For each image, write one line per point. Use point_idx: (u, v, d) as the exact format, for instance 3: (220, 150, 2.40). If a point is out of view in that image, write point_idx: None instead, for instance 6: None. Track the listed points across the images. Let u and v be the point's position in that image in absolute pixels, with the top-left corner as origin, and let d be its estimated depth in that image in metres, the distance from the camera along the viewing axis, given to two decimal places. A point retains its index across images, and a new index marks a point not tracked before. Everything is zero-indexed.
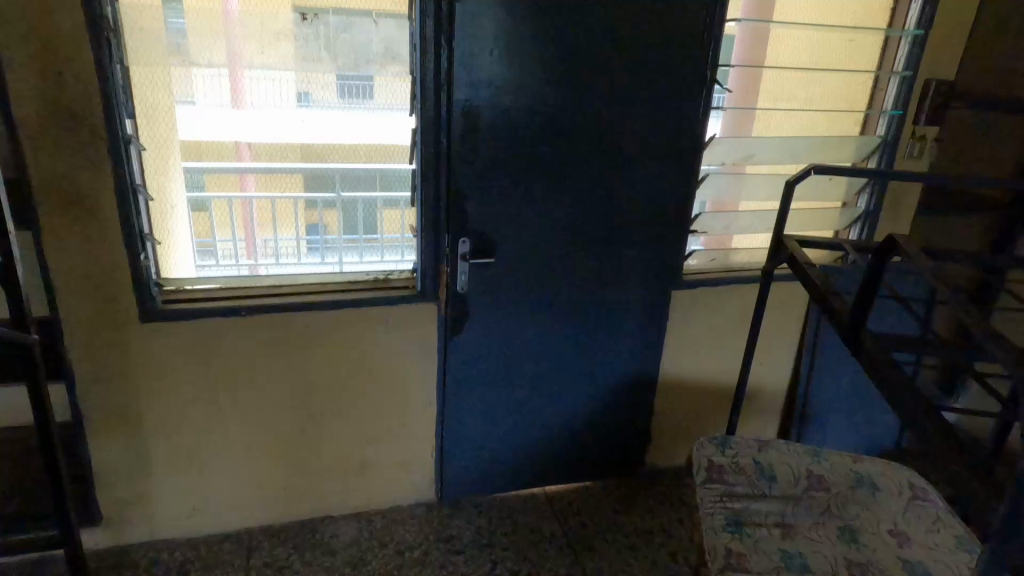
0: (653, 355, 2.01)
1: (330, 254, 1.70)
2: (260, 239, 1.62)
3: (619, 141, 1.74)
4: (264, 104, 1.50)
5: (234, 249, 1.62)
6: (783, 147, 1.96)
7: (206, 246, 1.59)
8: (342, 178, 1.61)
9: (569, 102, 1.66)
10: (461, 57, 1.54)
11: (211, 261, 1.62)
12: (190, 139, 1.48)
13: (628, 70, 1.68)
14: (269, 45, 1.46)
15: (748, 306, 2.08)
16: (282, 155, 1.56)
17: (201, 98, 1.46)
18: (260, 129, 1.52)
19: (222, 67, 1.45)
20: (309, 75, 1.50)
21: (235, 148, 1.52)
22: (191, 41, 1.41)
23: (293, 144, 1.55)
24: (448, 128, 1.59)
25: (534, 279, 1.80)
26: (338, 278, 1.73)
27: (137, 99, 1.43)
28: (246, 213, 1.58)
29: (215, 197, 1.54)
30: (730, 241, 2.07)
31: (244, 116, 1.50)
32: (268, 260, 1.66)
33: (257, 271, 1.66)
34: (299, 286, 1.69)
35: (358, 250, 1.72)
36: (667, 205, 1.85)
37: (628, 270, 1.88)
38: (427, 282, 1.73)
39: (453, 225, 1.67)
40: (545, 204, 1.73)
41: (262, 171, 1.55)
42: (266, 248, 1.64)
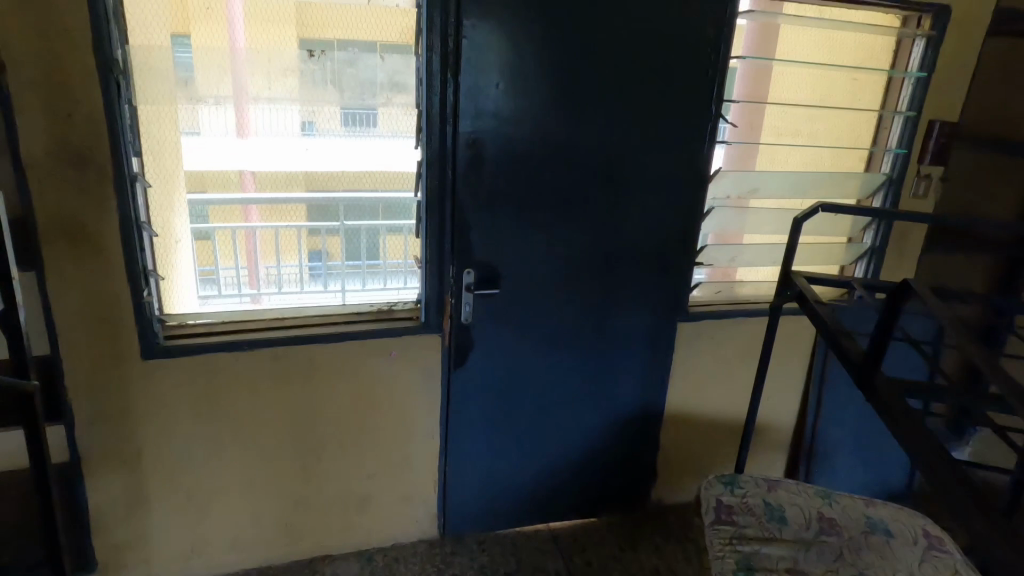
0: (659, 389, 1.98)
1: (333, 281, 1.69)
2: (263, 267, 1.62)
3: (625, 175, 1.74)
4: (269, 134, 1.50)
5: (236, 277, 1.60)
6: (788, 181, 1.97)
7: (208, 275, 1.57)
8: (345, 207, 1.61)
9: (575, 137, 1.67)
10: (467, 93, 1.55)
11: (214, 291, 1.60)
12: (195, 172, 1.48)
13: (634, 106, 1.69)
14: (276, 80, 1.47)
15: (755, 339, 2.05)
16: (286, 184, 1.55)
17: (207, 131, 1.46)
18: (265, 159, 1.51)
19: (228, 100, 1.45)
20: (314, 108, 1.50)
21: (238, 173, 1.51)
22: (198, 76, 1.42)
23: (297, 173, 1.55)
24: (453, 161, 1.59)
25: (540, 312, 1.78)
26: (341, 308, 1.71)
27: (145, 138, 1.44)
28: (249, 243, 1.57)
29: (219, 228, 1.54)
30: (735, 274, 2.07)
31: (248, 145, 1.49)
32: (271, 290, 1.65)
33: (259, 299, 1.65)
34: (303, 317, 1.68)
35: (360, 277, 1.70)
36: (672, 239, 1.84)
37: (634, 304, 1.87)
38: (432, 313, 1.71)
39: (458, 258, 1.66)
40: (550, 237, 1.73)
41: (266, 200, 1.55)
42: (268, 275, 1.63)
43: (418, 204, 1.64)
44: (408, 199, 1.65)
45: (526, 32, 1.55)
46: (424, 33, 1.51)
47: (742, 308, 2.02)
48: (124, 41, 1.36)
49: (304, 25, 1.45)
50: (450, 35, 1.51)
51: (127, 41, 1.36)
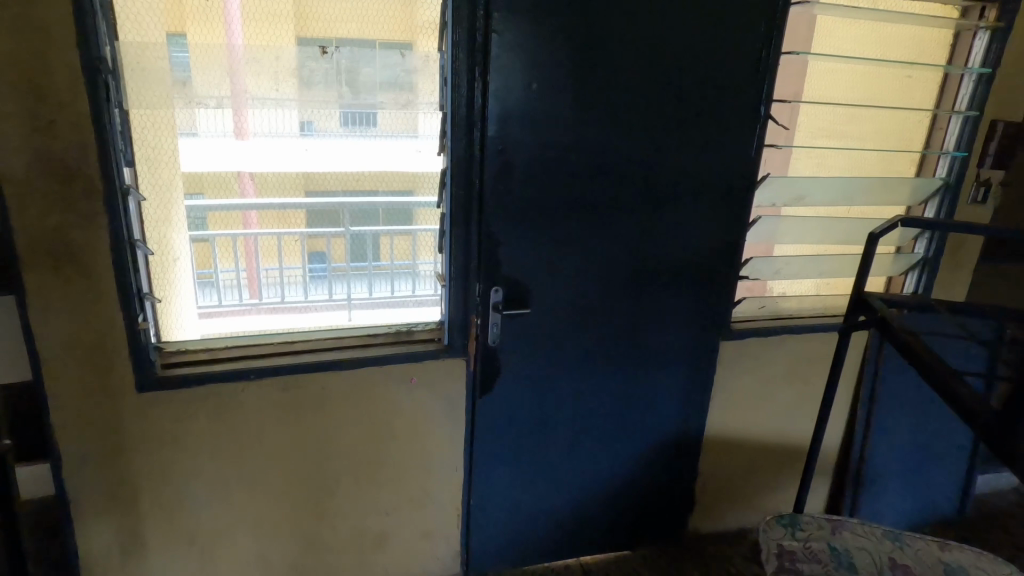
0: (699, 412, 1.84)
1: (340, 287, 1.52)
2: (262, 270, 1.45)
3: (666, 183, 1.59)
4: (272, 137, 1.35)
5: (236, 280, 1.44)
6: (840, 187, 1.81)
7: (206, 280, 1.42)
8: (350, 212, 1.46)
9: (615, 143, 1.52)
10: (496, 92, 1.39)
11: (211, 302, 1.44)
12: (190, 177, 1.34)
13: (679, 108, 1.54)
14: (283, 81, 1.32)
15: (800, 357, 1.91)
16: (286, 190, 1.41)
17: (206, 133, 1.31)
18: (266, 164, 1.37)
19: (226, 103, 1.30)
20: (315, 105, 1.34)
21: (234, 173, 1.36)
22: (196, 76, 1.27)
23: (295, 176, 1.40)
24: (480, 168, 1.44)
25: (573, 333, 1.63)
26: (354, 324, 1.56)
27: (138, 145, 1.28)
28: (251, 247, 1.42)
29: (219, 236, 1.39)
30: (764, 287, 1.87)
31: (248, 148, 1.34)
32: (274, 299, 1.49)
33: (260, 307, 1.49)
34: (311, 334, 1.53)
35: (368, 279, 1.53)
36: (715, 251, 1.70)
37: (673, 321, 1.72)
38: (455, 336, 1.55)
39: (485, 274, 1.51)
40: (586, 251, 1.58)
41: (267, 206, 1.40)
42: (268, 279, 1.46)
43: (442, 215, 1.49)
44: (413, 203, 1.49)
45: (563, 25, 1.40)
46: (448, 27, 1.36)
47: (788, 324, 1.86)
48: (114, 38, 1.20)
49: (314, 19, 1.31)
50: (479, 29, 1.35)
51: (116, 37, 1.21)
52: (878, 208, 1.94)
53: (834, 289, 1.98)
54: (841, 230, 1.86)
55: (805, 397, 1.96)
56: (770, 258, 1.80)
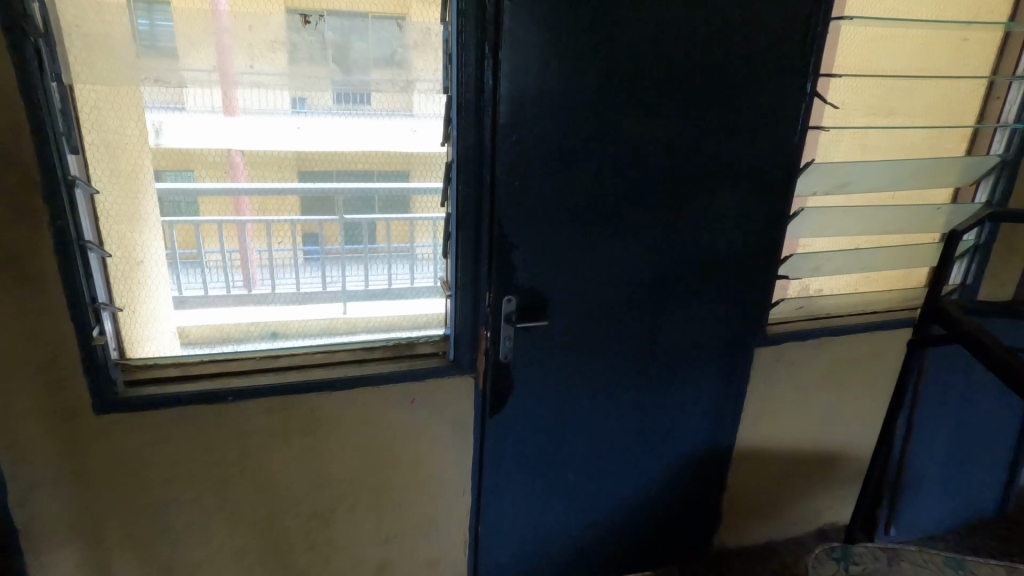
0: (728, 422, 1.67)
1: (335, 277, 1.32)
2: (254, 249, 1.26)
3: (699, 173, 1.40)
4: (264, 112, 1.16)
5: (222, 262, 1.25)
6: (888, 171, 1.57)
7: (187, 257, 1.22)
8: (345, 201, 1.26)
9: (642, 127, 1.32)
10: (507, 72, 1.19)
11: (197, 284, 1.25)
12: (172, 161, 1.16)
13: (714, 86, 1.34)
14: (261, 55, 1.13)
15: (838, 361, 1.73)
16: (276, 173, 1.21)
17: (199, 110, 1.14)
18: (257, 142, 1.18)
19: (214, 77, 1.12)
20: (308, 79, 1.16)
21: (223, 151, 1.17)
22: (180, 45, 1.09)
23: (287, 156, 1.21)
24: (491, 160, 1.24)
25: (593, 343, 1.45)
26: (351, 320, 1.37)
27: (94, 127, 1.10)
28: (241, 232, 1.23)
29: (207, 223, 1.21)
30: (789, 287, 1.67)
31: (237, 126, 1.16)
32: (265, 288, 1.30)
33: (250, 300, 1.30)
34: (305, 326, 1.36)
35: (365, 262, 1.32)
36: (752, 250, 1.51)
37: (703, 326, 1.54)
38: (463, 351, 1.36)
39: (498, 282, 1.32)
40: (609, 250, 1.39)
41: (259, 190, 1.22)
42: (260, 260, 1.27)
43: (448, 216, 1.29)
44: (410, 188, 1.28)
45: None
46: None
47: (827, 326, 1.68)
48: None
49: None
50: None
51: None
52: (925, 195, 1.75)
53: (876, 283, 1.79)
54: (891, 219, 1.66)
55: (843, 403, 1.79)
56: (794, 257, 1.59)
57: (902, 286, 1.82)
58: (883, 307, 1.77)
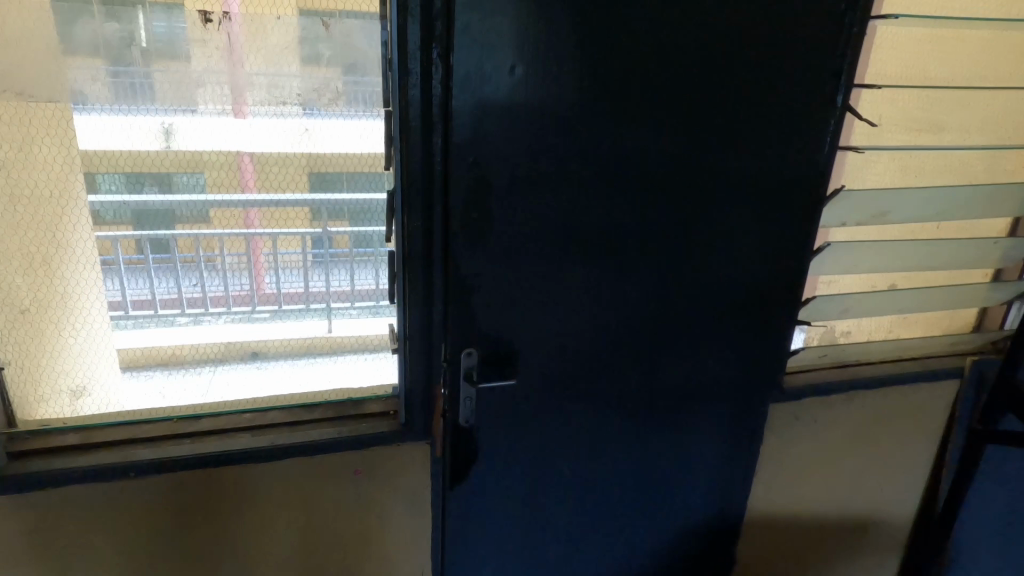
0: (737, 487, 1.43)
1: (317, 301, 1.17)
2: (275, 252, 1.12)
3: (700, 203, 1.16)
4: (278, 120, 1.05)
5: (235, 263, 1.11)
6: (932, 199, 1.33)
7: (184, 261, 1.09)
8: (329, 218, 1.11)
9: (629, 149, 1.09)
10: (461, 83, 0.96)
11: (143, 290, 1.10)
12: (184, 163, 1.03)
13: (721, 99, 1.10)
14: (281, 63, 1.01)
15: (868, 417, 1.48)
16: (285, 182, 1.08)
17: (210, 112, 1.02)
18: (263, 142, 1.05)
19: (223, 76, 1.00)
20: (314, 77, 1.03)
21: (233, 153, 1.04)
22: (192, 32, 0.97)
23: (299, 157, 1.07)
24: (441, 189, 1.02)
25: (575, 401, 1.22)
26: (337, 343, 1.21)
27: (47, 131, 0.98)
28: (255, 244, 1.10)
29: (224, 236, 1.09)
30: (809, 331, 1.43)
31: (248, 128, 1.04)
32: (269, 308, 1.16)
33: (250, 320, 1.16)
34: (290, 346, 1.19)
35: (350, 266, 1.15)
36: (766, 292, 1.28)
37: (705, 381, 1.31)
38: (415, 414, 1.14)
39: (456, 333, 1.09)
40: (592, 294, 1.16)
41: (270, 201, 1.08)
42: (288, 263, 1.13)
43: (390, 254, 1.08)
44: None
45: None
46: None
47: (857, 378, 1.43)
48: None
49: None
50: None
51: None
52: (977, 222, 1.48)
53: (914, 325, 1.54)
54: (934, 253, 1.40)
55: (873, 465, 1.53)
56: (816, 300, 1.35)
57: (941, 329, 1.57)
58: (924, 353, 1.51)
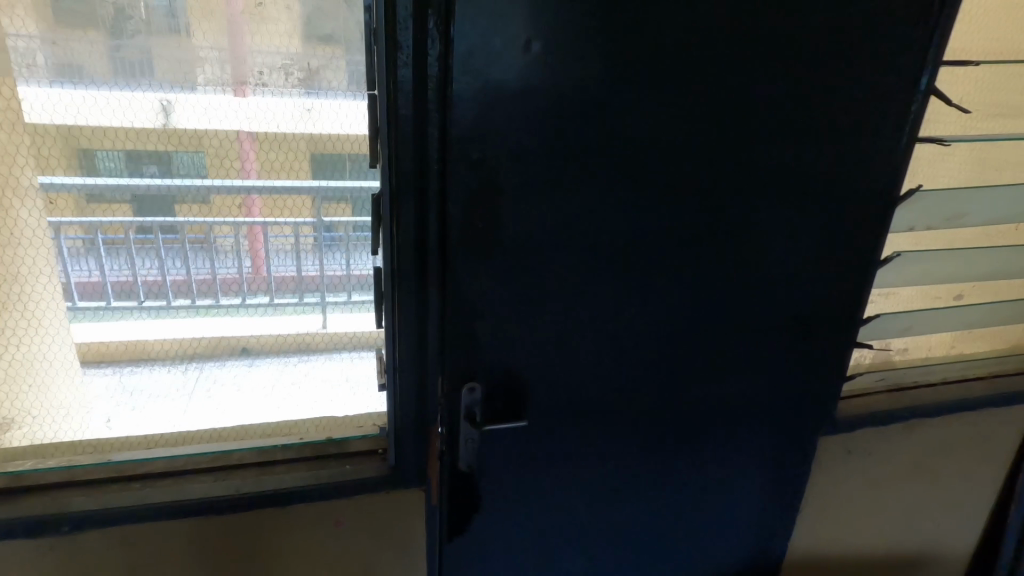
0: (780, 526, 1.25)
1: (312, 290, 0.99)
2: (269, 233, 0.94)
3: (749, 208, 0.96)
4: (276, 98, 0.86)
5: (236, 248, 0.94)
6: (1008, 200, 1.15)
7: (170, 244, 0.92)
8: (323, 205, 0.93)
9: (667, 144, 0.89)
10: (462, 61, 0.77)
11: (124, 272, 0.93)
12: (177, 139, 0.86)
13: (780, 82, 0.89)
14: (267, 21, 0.82)
15: (929, 447, 1.29)
16: (282, 165, 0.90)
17: (210, 92, 0.84)
18: (260, 112, 0.86)
19: (211, 35, 0.82)
20: (307, 47, 0.84)
21: (230, 133, 0.86)
22: None
23: (299, 139, 0.89)
24: (438, 192, 0.84)
25: (597, 439, 1.04)
26: (325, 355, 1.04)
27: (3, 83, 0.80)
28: (257, 235, 0.94)
29: (220, 223, 0.92)
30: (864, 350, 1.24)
31: (246, 106, 0.86)
32: (261, 298, 0.98)
33: (248, 311, 0.99)
34: (280, 342, 1.02)
35: (347, 252, 0.96)
36: (823, 313, 1.08)
37: (748, 410, 1.12)
38: (407, 456, 0.97)
39: (455, 365, 0.91)
40: (619, 315, 0.97)
41: (273, 187, 0.90)
42: (280, 247, 0.95)
43: (376, 270, 0.90)
44: None
45: None
46: None
47: (918, 406, 1.24)
48: None
49: None
50: None
51: None
52: None
53: (979, 341, 1.35)
54: (1007, 261, 1.23)
55: (931, 500, 1.35)
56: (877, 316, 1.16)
57: (1010, 344, 1.38)
58: (991, 373, 1.33)
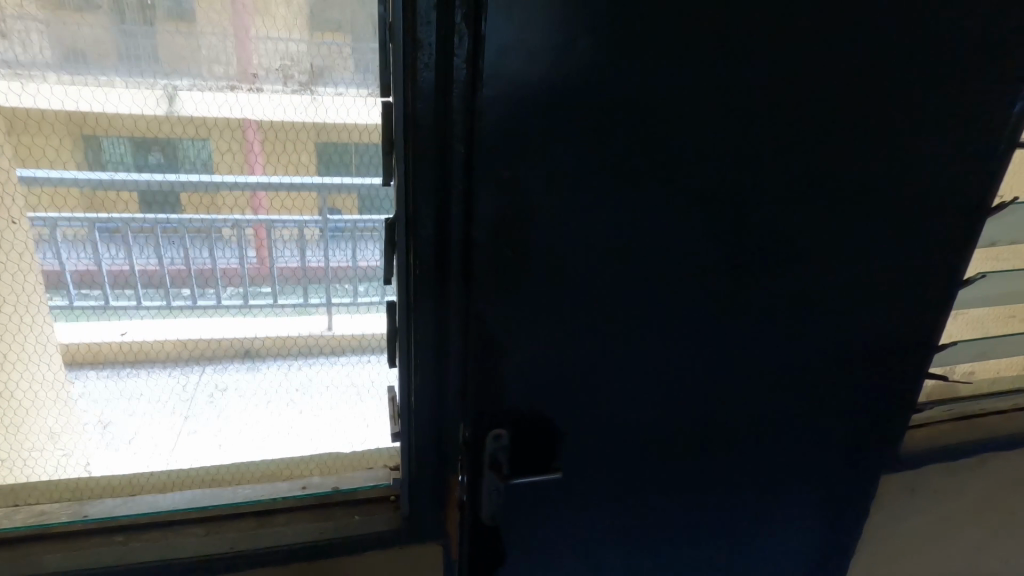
0: (836, 567, 1.13)
1: (315, 285, 0.84)
2: (275, 222, 0.80)
3: (822, 226, 0.83)
4: (283, 91, 0.74)
5: (244, 245, 0.81)
6: None
7: (165, 230, 0.78)
8: (328, 198, 0.79)
9: (729, 156, 0.76)
10: (495, 60, 0.64)
11: (122, 261, 0.79)
12: (175, 128, 0.73)
13: (861, 85, 0.76)
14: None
15: (997, 479, 1.18)
16: (290, 159, 0.77)
17: (216, 82, 0.73)
18: (266, 96, 0.74)
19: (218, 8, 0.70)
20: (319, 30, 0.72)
21: (235, 122, 0.74)
22: None
23: (306, 123, 0.76)
24: (462, 213, 0.72)
25: (638, 485, 0.93)
26: (329, 392, 0.90)
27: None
28: (265, 234, 0.80)
29: (224, 222, 0.79)
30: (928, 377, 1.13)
31: (255, 97, 0.74)
32: (265, 300, 0.84)
33: (249, 316, 0.84)
34: (283, 344, 0.87)
35: (352, 242, 0.82)
36: (897, 342, 0.96)
37: (809, 447, 1.00)
38: (423, 505, 0.87)
39: (479, 409, 0.80)
40: (671, 347, 0.85)
41: (282, 184, 0.78)
42: (285, 237, 0.80)
43: (389, 302, 0.79)
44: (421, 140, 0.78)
45: None
46: None
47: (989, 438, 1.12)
48: None
49: None
50: None
51: None
52: None
53: None
54: None
55: (994, 535, 1.24)
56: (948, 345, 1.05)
57: None
58: None
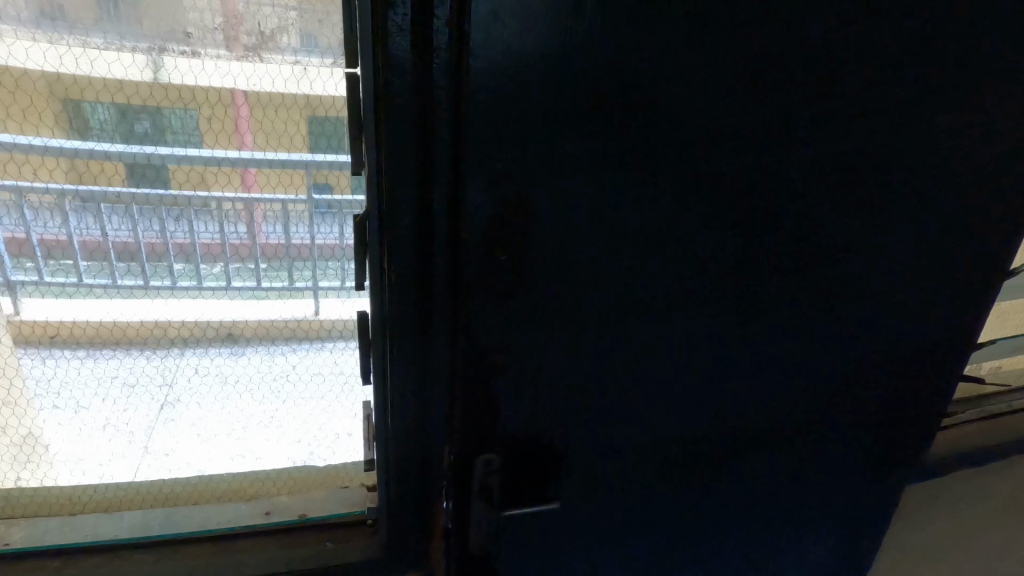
0: None
1: (302, 264, 0.74)
2: (259, 200, 0.69)
3: (861, 222, 0.74)
4: (261, 55, 0.62)
5: (229, 224, 0.70)
6: None
7: (143, 204, 0.67)
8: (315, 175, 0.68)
9: (757, 148, 0.65)
10: (485, 23, 0.53)
11: (93, 233, 0.69)
12: (138, 90, 0.62)
13: (914, 64, 0.66)
14: None
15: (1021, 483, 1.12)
16: (274, 132, 0.65)
17: (193, 47, 0.61)
18: (261, 62, 0.63)
19: None
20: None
21: (211, 89, 0.63)
22: None
23: (287, 91, 0.64)
24: (447, 207, 0.61)
25: (648, 500, 0.84)
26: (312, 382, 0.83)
27: None
28: (253, 214, 0.70)
29: (203, 199, 0.68)
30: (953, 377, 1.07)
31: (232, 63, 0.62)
32: (250, 280, 0.75)
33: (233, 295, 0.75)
34: (270, 329, 0.80)
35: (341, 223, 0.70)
36: (931, 347, 0.87)
37: (833, 458, 0.92)
38: (403, 530, 0.78)
39: (465, 428, 0.70)
40: (690, 353, 0.76)
41: (270, 160, 0.67)
42: (274, 216, 0.70)
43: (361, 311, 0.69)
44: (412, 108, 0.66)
45: None
46: None
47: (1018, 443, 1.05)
48: None
49: None
50: None
51: None
52: None
53: None
54: None
55: None
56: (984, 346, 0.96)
57: None
58: None
